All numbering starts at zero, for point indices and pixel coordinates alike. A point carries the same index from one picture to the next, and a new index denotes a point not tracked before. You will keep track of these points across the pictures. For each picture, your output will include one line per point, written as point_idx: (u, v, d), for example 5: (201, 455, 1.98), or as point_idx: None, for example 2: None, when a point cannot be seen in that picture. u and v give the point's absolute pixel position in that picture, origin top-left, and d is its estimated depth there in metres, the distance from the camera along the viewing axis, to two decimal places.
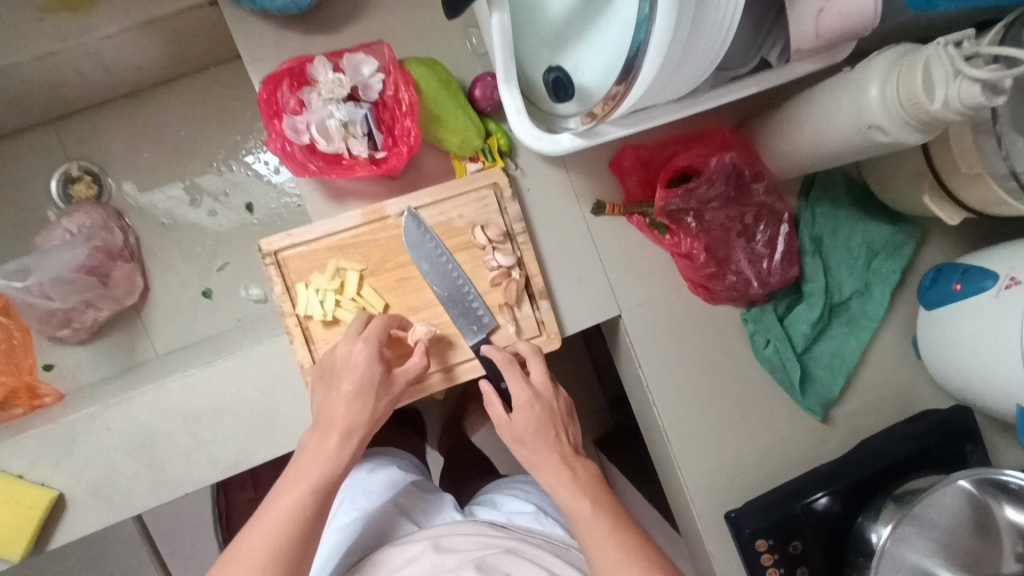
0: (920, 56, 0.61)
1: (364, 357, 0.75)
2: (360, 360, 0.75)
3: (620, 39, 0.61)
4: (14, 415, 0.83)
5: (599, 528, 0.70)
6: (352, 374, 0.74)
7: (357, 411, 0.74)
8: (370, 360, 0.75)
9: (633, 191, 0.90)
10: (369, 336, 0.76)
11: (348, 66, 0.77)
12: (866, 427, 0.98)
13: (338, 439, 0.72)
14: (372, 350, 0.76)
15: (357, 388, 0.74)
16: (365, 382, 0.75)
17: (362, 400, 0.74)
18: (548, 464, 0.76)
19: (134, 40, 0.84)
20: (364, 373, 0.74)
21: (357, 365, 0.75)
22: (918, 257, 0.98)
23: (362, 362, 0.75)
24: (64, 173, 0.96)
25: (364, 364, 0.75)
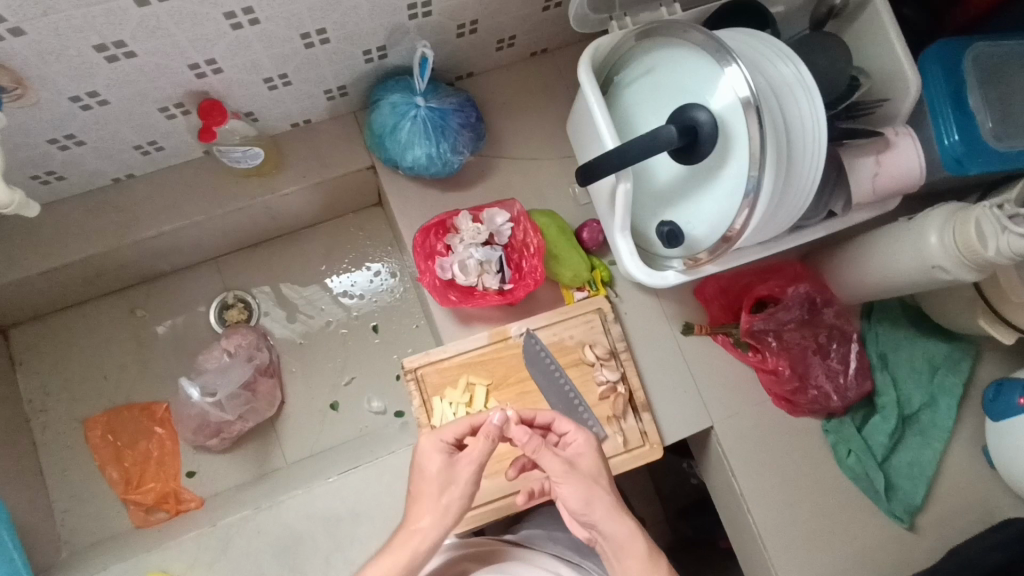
0: (970, 214, 0.76)
1: (433, 451, 0.72)
2: (433, 463, 0.71)
3: (726, 201, 0.77)
4: (160, 520, 0.98)
5: None
6: (423, 475, 0.71)
7: (429, 506, 0.69)
8: (442, 458, 0.71)
9: (717, 315, 1.03)
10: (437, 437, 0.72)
11: (486, 217, 0.94)
12: (952, 536, 1.02)
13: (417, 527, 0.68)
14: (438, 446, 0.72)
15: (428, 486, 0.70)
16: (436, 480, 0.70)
17: (429, 499, 0.69)
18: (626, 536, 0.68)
19: (304, 195, 1.03)
20: (438, 468, 0.70)
21: (430, 459, 0.71)
22: (976, 372, 1.08)
23: (434, 468, 0.70)
24: (221, 301, 1.11)
25: (431, 454, 0.72)
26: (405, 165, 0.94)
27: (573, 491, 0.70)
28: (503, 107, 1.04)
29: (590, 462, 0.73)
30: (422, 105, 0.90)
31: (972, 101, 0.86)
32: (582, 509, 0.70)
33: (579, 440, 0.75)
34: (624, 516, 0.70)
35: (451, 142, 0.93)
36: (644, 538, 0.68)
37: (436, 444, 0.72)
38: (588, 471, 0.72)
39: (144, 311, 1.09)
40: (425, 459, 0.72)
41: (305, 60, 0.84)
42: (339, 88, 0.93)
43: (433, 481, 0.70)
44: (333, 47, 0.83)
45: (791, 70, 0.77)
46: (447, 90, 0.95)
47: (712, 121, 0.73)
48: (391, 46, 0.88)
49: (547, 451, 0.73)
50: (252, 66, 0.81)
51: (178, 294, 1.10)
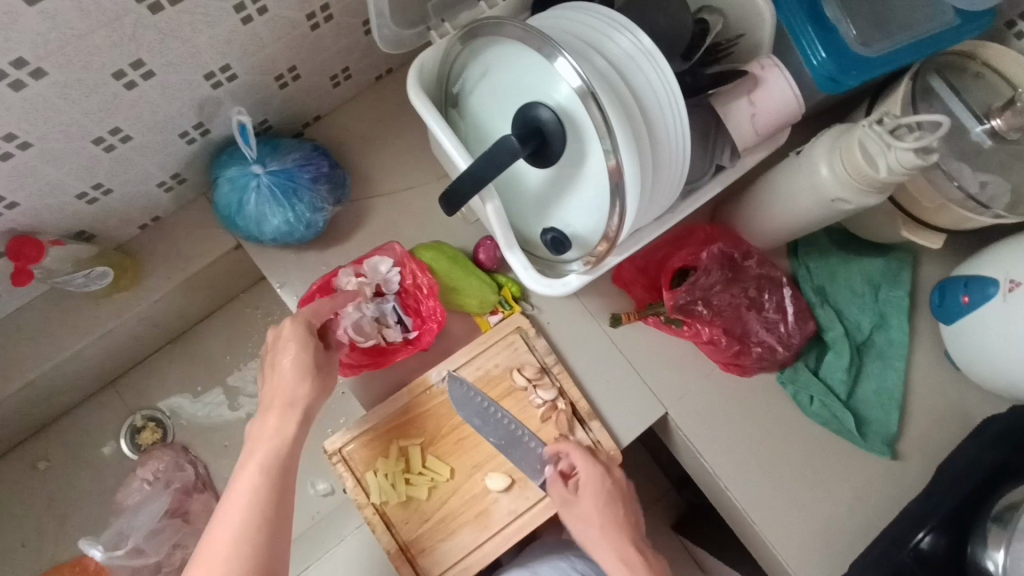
0: (854, 137, 0.70)
1: (291, 344, 0.73)
2: (297, 330, 0.74)
3: (599, 192, 0.71)
4: None
5: None
6: (284, 376, 0.72)
7: (299, 390, 0.72)
8: (309, 337, 0.74)
9: (642, 297, 0.98)
10: (299, 320, 0.75)
11: (369, 269, 0.87)
12: (936, 451, 0.98)
13: (281, 420, 0.70)
14: (303, 330, 0.74)
15: (295, 365, 0.72)
16: (303, 349, 0.73)
17: (296, 365, 0.72)
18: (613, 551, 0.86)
19: (177, 296, 0.94)
20: (304, 356, 0.73)
21: (292, 347, 0.73)
22: (918, 277, 1.04)
23: (298, 330, 0.74)
24: (130, 427, 1.03)
25: (287, 334, 0.74)
26: (267, 238, 0.86)
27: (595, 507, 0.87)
28: (362, 143, 0.96)
29: (591, 502, 0.87)
30: (261, 172, 0.82)
31: (830, 14, 0.83)
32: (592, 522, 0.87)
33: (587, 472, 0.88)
34: (612, 546, 0.86)
35: (307, 200, 0.85)
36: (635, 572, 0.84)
37: (303, 326, 0.75)
38: (591, 510, 0.87)
39: (47, 463, 1.00)
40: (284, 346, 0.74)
41: (114, 164, 0.75)
42: (173, 177, 0.85)
43: (298, 373, 0.72)
44: (140, 141, 0.75)
45: (628, 38, 0.71)
46: (290, 146, 0.87)
47: (555, 116, 0.67)
48: (209, 120, 0.80)
49: (559, 484, 0.87)
50: (54, 188, 0.73)
51: (81, 433, 1.02)
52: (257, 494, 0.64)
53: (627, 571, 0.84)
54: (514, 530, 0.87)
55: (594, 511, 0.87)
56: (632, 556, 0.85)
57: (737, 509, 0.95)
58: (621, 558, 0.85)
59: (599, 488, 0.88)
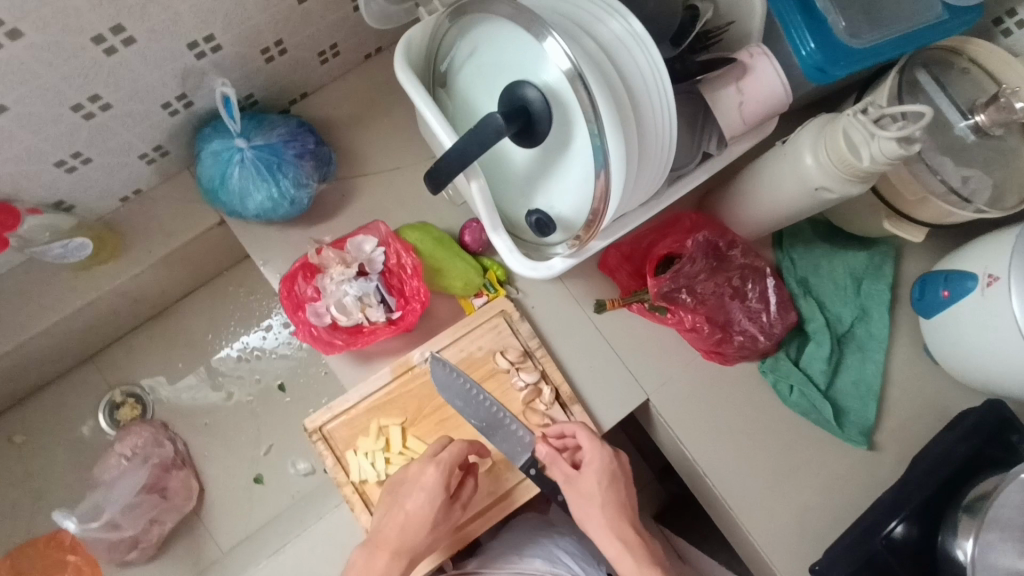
0: (838, 126, 0.71)
1: (417, 487, 0.77)
2: (432, 481, 0.76)
3: (584, 173, 0.70)
4: None
5: None
6: (422, 494, 0.77)
7: (412, 536, 0.76)
8: (439, 492, 0.77)
9: (627, 284, 0.98)
10: (443, 459, 0.78)
11: (352, 247, 0.86)
12: (912, 443, 1.00)
13: (387, 563, 0.75)
14: (441, 477, 0.77)
15: (415, 509, 0.76)
16: (428, 500, 0.76)
17: (423, 504, 0.76)
18: (610, 534, 0.80)
19: (159, 272, 0.93)
20: (432, 513, 0.77)
21: (422, 489, 0.77)
22: (900, 271, 1.05)
23: (433, 482, 0.77)
24: (109, 402, 1.02)
25: (424, 474, 0.77)
26: (250, 213, 0.85)
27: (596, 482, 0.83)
28: (349, 122, 0.96)
29: (592, 482, 0.83)
30: (245, 147, 0.81)
31: (821, 5, 0.81)
32: (594, 498, 0.82)
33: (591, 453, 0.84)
34: (614, 531, 0.80)
35: (291, 176, 0.84)
36: (632, 552, 0.79)
37: (442, 473, 0.77)
38: (590, 488, 0.83)
39: (24, 436, 0.99)
40: (422, 471, 0.78)
41: (94, 133, 0.74)
42: (155, 149, 0.83)
43: (421, 496, 0.77)
44: (121, 110, 0.74)
45: (618, 22, 0.71)
46: (275, 121, 0.86)
47: (542, 96, 0.67)
48: (193, 92, 0.79)
49: (561, 461, 0.85)
50: (29, 154, 0.71)
51: (59, 408, 1.01)
52: None
53: (627, 555, 0.79)
54: (491, 509, 0.88)
55: (594, 489, 0.83)
56: (632, 540, 0.80)
57: (714, 495, 0.96)
58: (622, 539, 0.80)
59: (603, 472, 0.83)
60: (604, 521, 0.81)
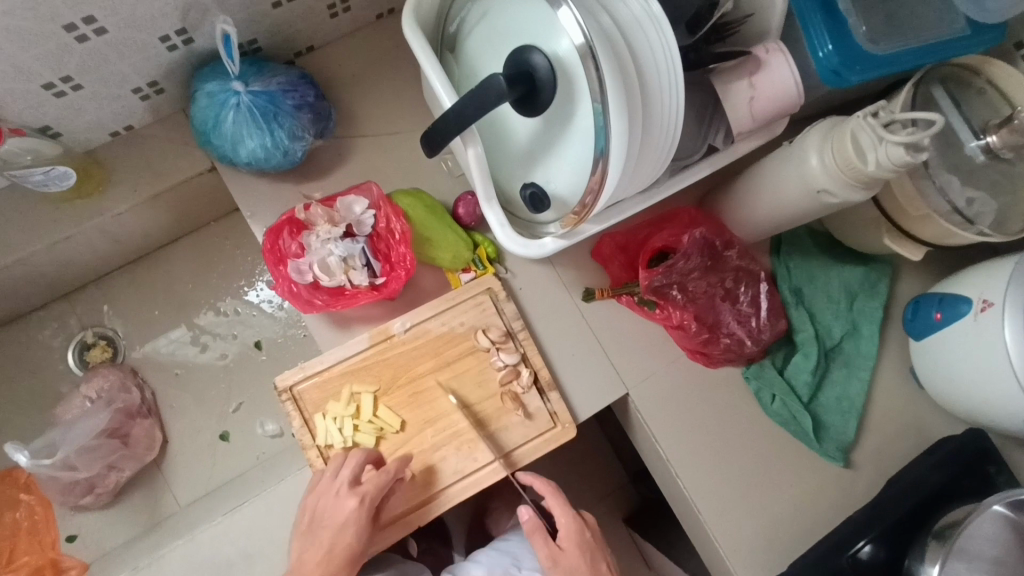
0: (846, 128, 0.69)
1: (334, 514, 0.76)
2: (349, 507, 0.76)
3: (583, 150, 0.68)
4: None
5: None
6: (337, 512, 0.76)
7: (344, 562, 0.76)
8: (354, 512, 0.76)
9: (618, 274, 0.96)
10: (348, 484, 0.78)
11: (342, 207, 0.84)
12: (889, 464, 0.98)
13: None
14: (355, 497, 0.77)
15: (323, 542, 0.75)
16: (350, 528, 0.76)
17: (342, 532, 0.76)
18: None
19: (144, 213, 0.91)
20: (356, 538, 0.77)
21: (353, 520, 0.76)
22: (894, 291, 1.04)
23: (350, 508, 0.76)
24: (80, 342, 1.00)
25: (328, 504, 0.77)
26: (241, 161, 0.83)
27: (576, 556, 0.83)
28: (352, 81, 0.93)
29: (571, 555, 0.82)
30: (241, 91, 0.79)
31: (842, 7, 0.80)
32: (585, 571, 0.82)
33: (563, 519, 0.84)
34: None
35: (287, 128, 0.82)
36: None
37: (352, 496, 0.77)
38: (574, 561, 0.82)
39: None
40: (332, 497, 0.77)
41: (86, 58, 0.72)
42: (150, 84, 0.81)
43: (339, 526, 0.76)
44: (115, 37, 0.71)
45: (637, 1, 0.69)
46: (276, 70, 0.84)
47: (549, 65, 0.65)
48: (194, 28, 0.77)
49: (544, 537, 0.83)
50: (17, 71, 0.69)
51: (29, 343, 0.99)
52: None
53: None
54: (406, 523, 0.84)
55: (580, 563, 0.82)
56: None
57: (685, 498, 0.94)
58: None
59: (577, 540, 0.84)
60: None
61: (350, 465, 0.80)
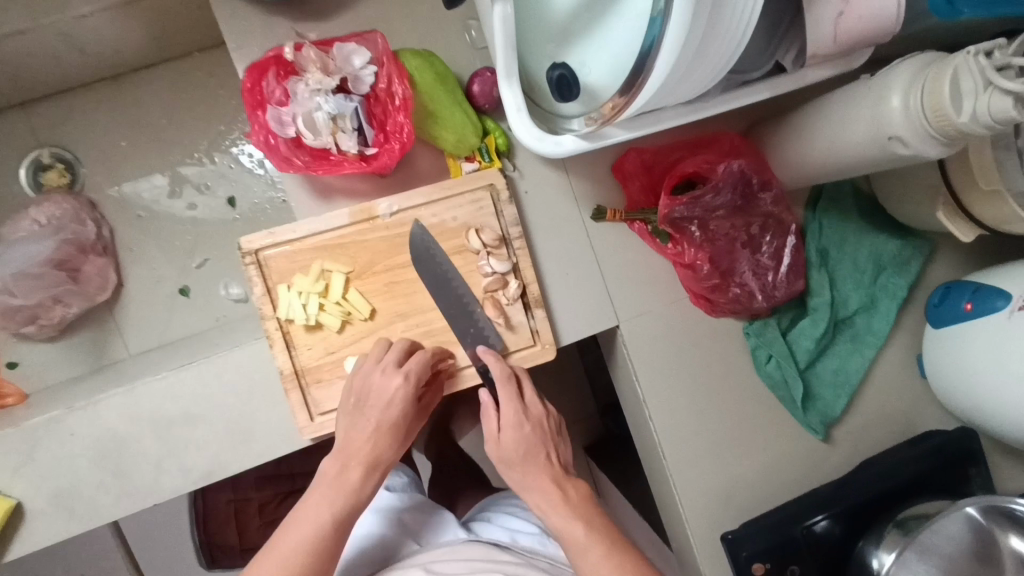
0: (948, 65, 0.57)
1: (388, 437, 0.72)
2: (416, 370, 0.73)
3: (636, 33, 0.57)
4: None
5: (594, 551, 0.65)
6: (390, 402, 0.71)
7: (384, 445, 0.71)
8: (391, 380, 0.72)
9: (636, 198, 0.86)
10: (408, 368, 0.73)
11: (339, 55, 0.72)
12: (869, 447, 0.94)
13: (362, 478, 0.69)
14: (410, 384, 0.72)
15: (384, 424, 0.71)
16: (395, 411, 0.71)
17: (390, 434, 0.72)
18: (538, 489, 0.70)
19: (112, 22, 0.78)
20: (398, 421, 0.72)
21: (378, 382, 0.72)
22: (926, 272, 0.95)
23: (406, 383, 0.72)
24: (35, 160, 0.90)
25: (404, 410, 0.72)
26: None
27: (516, 439, 0.71)
28: None
29: (528, 428, 0.72)
30: None
31: None
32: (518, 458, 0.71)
33: (528, 398, 0.75)
34: (543, 480, 0.70)
35: None
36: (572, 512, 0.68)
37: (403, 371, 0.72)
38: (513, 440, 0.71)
39: None
40: (388, 390, 0.72)
41: None
42: None
43: (389, 406, 0.71)
44: None
45: None
46: None
47: None
48: None
49: (502, 408, 0.73)
50: None
51: None
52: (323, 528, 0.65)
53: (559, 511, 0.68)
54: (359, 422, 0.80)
55: (514, 447, 0.71)
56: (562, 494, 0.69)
57: (653, 442, 0.90)
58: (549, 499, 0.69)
59: (535, 416, 0.74)
60: (530, 477, 0.70)
61: (407, 371, 0.73)
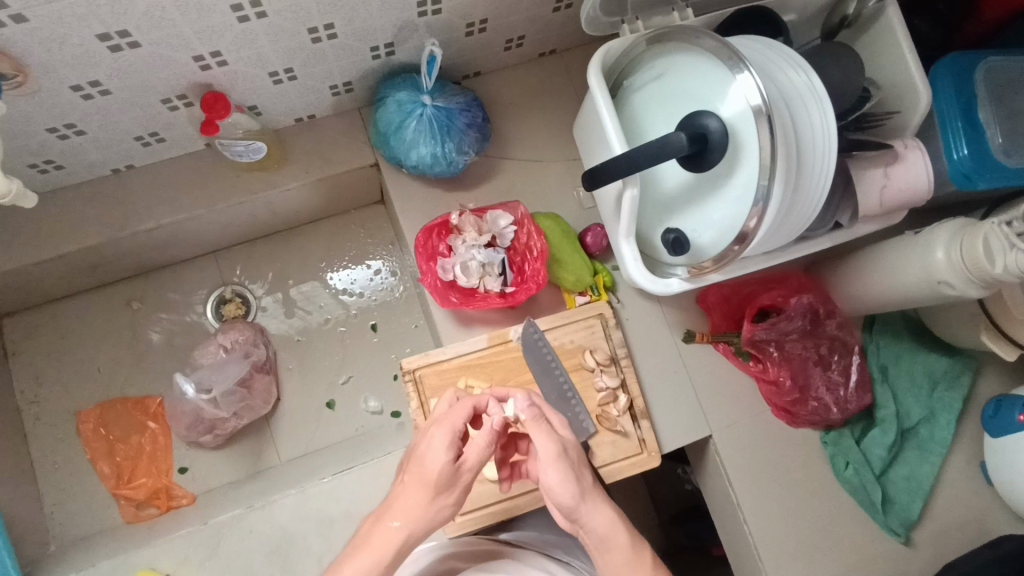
0: (978, 231, 0.75)
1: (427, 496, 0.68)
2: (444, 434, 0.70)
3: (735, 210, 0.76)
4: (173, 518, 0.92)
5: (643, 556, 0.72)
6: (426, 465, 0.69)
7: (419, 498, 0.68)
8: (437, 444, 0.69)
9: (718, 324, 1.03)
10: (447, 425, 0.70)
11: (489, 219, 0.93)
12: (950, 550, 1.01)
13: (393, 533, 0.67)
14: (447, 441, 0.70)
15: (425, 482, 0.69)
16: (427, 476, 0.68)
17: (426, 497, 0.68)
18: (599, 509, 0.72)
19: (306, 192, 1.01)
20: (430, 480, 0.69)
21: (427, 447, 0.70)
22: (976, 386, 1.08)
23: (442, 443, 0.69)
24: (219, 296, 1.10)
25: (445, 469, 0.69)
26: (409, 163, 0.92)
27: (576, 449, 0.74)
28: (510, 107, 1.03)
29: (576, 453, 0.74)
30: (428, 104, 0.89)
31: (982, 117, 0.86)
32: (578, 471, 0.73)
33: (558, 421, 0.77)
34: (603, 505, 0.73)
35: (457, 142, 0.91)
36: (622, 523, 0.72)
37: (445, 434, 0.70)
38: (575, 456, 0.73)
39: (139, 304, 1.08)
40: (428, 452, 0.69)
41: (311, 56, 0.83)
42: (345, 84, 0.91)
43: (423, 468, 0.69)
44: (341, 42, 0.82)
45: (801, 77, 0.76)
46: (454, 89, 0.94)
47: (722, 129, 0.72)
48: (400, 43, 0.87)
49: (543, 424, 0.72)
50: (258, 59, 0.79)
51: (176, 289, 1.09)
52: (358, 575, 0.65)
53: (618, 526, 0.72)
54: (502, 510, 0.91)
55: (578, 458, 0.74)
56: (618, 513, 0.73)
57: (748, 543, 0.99)
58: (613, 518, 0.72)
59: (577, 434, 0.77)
60: (590, 498, 0.72)
61: (442, 430, 0.70)
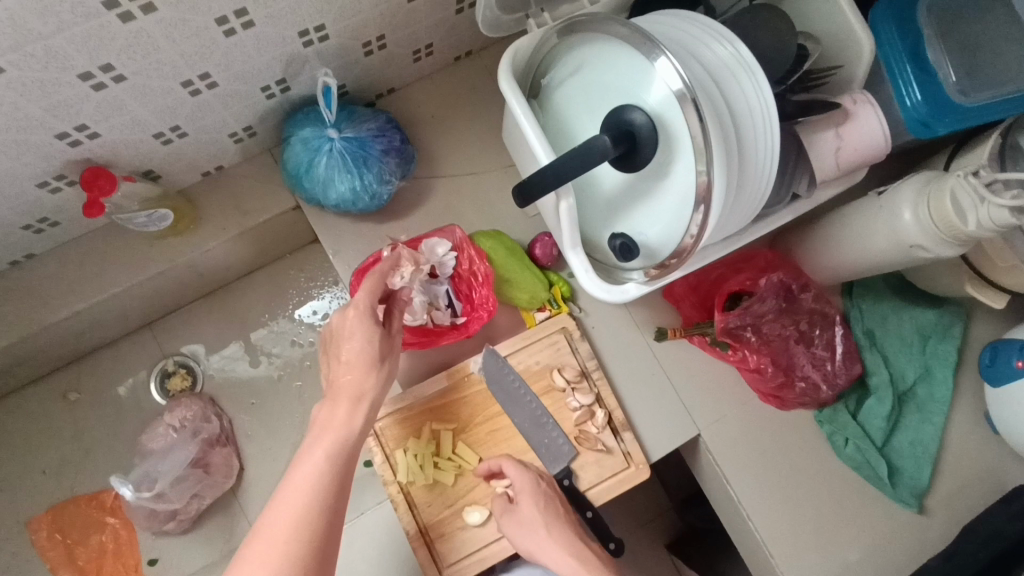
0: (944, 186, 0.69)
1: (350, 409, 0.66)
2: (360, 318, 0.70)
3: (679, 206, 0.69)
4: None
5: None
6: (353, 349, 0.69)
7: (361, 377, 0.68)
8: (358, 331, 0.69)
9: (690, 315, 0.96)
10: (358, 305, 0.71)
11: (426, 249, 0.86)
12: (965, 511, 0.96)
13: (350, 412, 0.66)
14: (364, 316, 0.70)
15: (359, 358, 0.68)
16: (360, 361, 0.68)
17: (368, 375, 0.68)
18: (555, 546, 0.75)
19: (231, 248, 0.93)
20: (364, 360, 0.69)
21: (348, 336, 0.69)
22: (968, 333, 1.02)
23: (361, 321, 0.70)
24: (161, 370, 1.03)
25: (360, 375, 0.68)
26: (329, 203, 0.85)
27: (532, 502, 0.80)
28: (432, 121, 0.96)
29: (531, 507, 0.79)
30: (336, 138, 0.81)
31: (932, 55, 0.79)
32: (538, 523, 0.78)
33: (520, 481, 0.82)
34: (563, 545, 0.75)
35: (376, 172, 0.84)
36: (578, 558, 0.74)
37: (359, 317, 0.70)
38: (529, 514, 0.79)
39: (77, 395, 1.01)
40: (349, 340, 0.69)
41: (196, 109, 0.75)
42: (245, 129, 0.84)
43: (350, 358, 0.69)
44: (224, 89, 0.74)
45: (724, 47, 0.68)
46: (365, 115, 0.86)
47: (648, 121, 0.65)
48: (293, 77, 0.79)
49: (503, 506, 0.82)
50: (134, 124, 0.72)
51: (114, 371, 1.02)
52: (318, 481, 0.60)
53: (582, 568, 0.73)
54: (488, 555, 0.84)
55: (535, 514, 0.79)
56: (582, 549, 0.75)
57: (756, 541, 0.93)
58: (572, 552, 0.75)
59: (535, 487, 0.81)
60: (545, 536, 0.76)
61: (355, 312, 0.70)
